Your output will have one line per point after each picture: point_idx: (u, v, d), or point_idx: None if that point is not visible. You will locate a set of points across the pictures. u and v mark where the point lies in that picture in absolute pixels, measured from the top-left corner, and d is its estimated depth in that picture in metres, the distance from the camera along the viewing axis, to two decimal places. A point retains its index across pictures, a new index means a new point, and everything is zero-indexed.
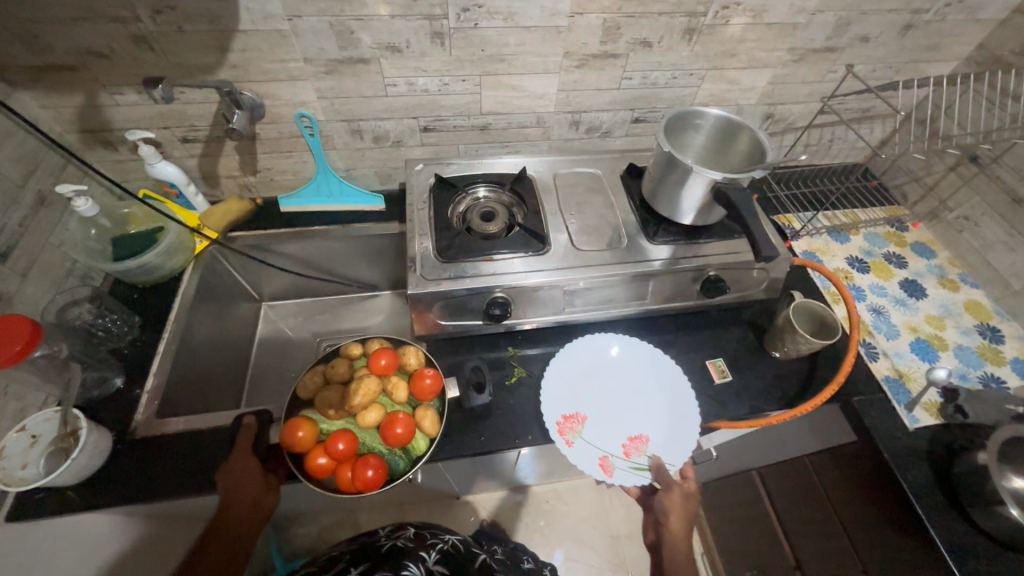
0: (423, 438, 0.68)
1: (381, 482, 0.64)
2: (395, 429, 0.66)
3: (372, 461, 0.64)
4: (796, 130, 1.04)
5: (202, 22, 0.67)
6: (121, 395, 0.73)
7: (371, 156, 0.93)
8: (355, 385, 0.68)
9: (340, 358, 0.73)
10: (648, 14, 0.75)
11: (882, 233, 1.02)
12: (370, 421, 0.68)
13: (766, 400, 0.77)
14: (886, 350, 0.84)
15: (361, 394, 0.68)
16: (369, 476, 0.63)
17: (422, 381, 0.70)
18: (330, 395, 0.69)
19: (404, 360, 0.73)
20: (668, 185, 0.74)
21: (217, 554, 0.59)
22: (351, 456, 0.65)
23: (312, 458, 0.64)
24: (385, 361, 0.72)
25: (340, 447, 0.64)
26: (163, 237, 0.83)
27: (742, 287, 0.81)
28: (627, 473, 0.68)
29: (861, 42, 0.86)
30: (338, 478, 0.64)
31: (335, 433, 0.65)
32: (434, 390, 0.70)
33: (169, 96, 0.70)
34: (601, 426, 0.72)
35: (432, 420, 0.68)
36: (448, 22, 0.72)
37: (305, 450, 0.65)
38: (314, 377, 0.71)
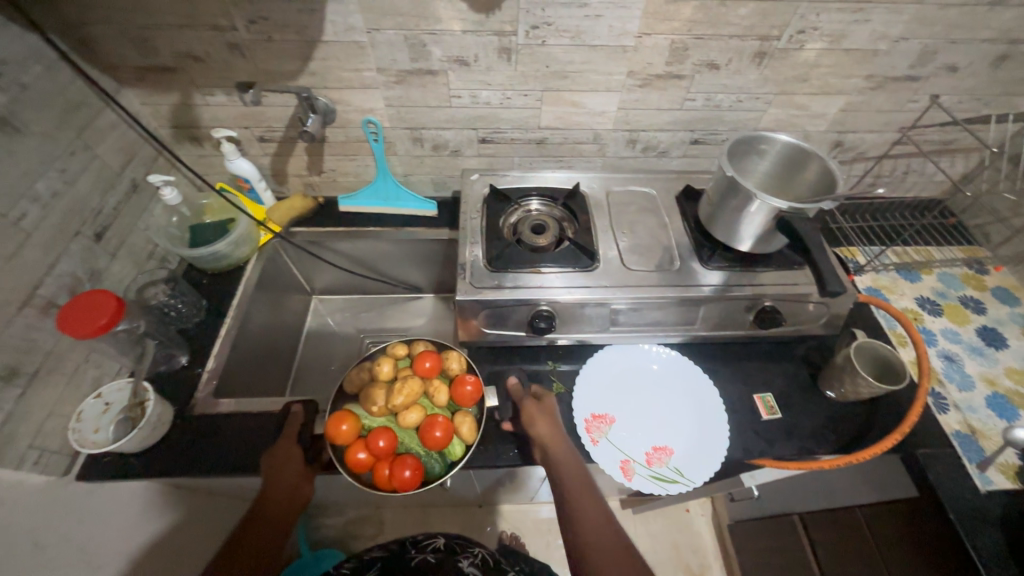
0: (461, 445, 0.69)
1: (418, 483, 0.65)
2: (435, 432, 0.66)
3: (410, 461, 0.65)
4: (867, 160, 0.99)
5: (291, 32, 0.72)
6: (184, 372, 0.78)
7: (430, 163, 0.96)
8: (399, 385, 0.70)
9: (383, 356, 0.75)
10: (719, 36, 0.74)
11: (959, 274, 0.95)
12: (410, 422, 0.69)
13: (817, 442, 0.72)
14: (957, 402, 0.78)
15: (404, 394, 0.69)
16: (406, 476, 0.63)
17: (463, 387, 0.71)
18: (374, 392, 0.71)
19: (446, 364, 0.74)
20: (727, 209, 0.72)
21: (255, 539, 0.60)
22: (390, 454, 0.67)
23: (352, 452, 0.66)
24: (429, 364, 0.73)
25: (380, 445, 0.66)
26: (235, 228, 0.89)
27: (798, 321, 0.77)
28: (646, 481, 0.68)
29: (948, 71, 0.81)
30: (375, 475, 0.65)
31: (376, 431, 0.67)
32: (475, 397, 0.71)
33: (257, 100, 0.75)
34: (628, 430, 0.72)
35: (470, 426, 0.69)
36: (517, 39, 0.74)
37: (346, 442, 0.67)
38: (360, 372, 0.74)
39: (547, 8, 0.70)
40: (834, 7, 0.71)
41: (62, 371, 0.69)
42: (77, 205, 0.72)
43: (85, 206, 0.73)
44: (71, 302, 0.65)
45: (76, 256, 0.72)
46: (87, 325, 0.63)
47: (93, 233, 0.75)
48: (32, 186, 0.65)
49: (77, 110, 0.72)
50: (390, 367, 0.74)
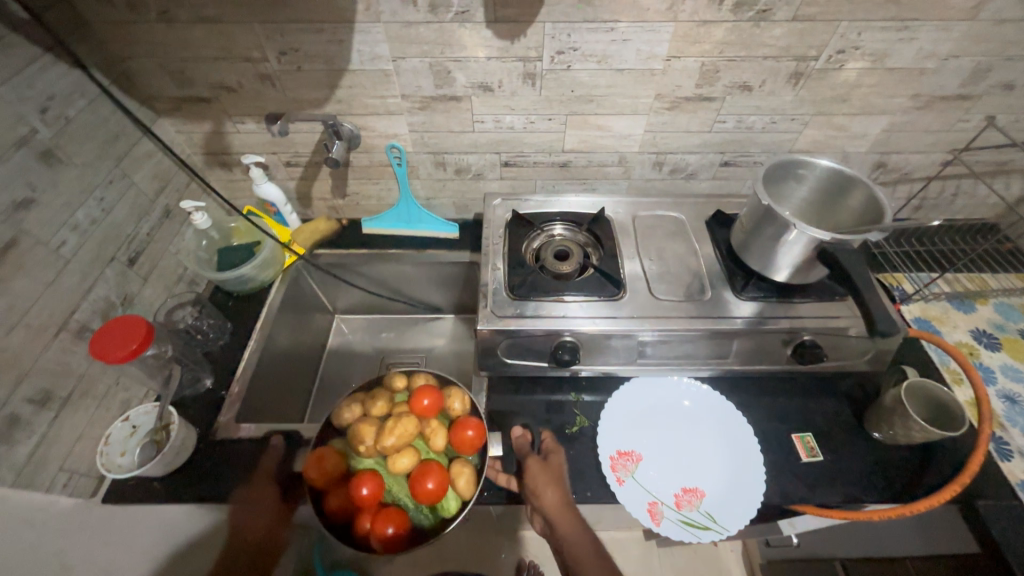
0: (455, 499, 0.65)
1: (402, 541, 0.62)
2: (427, 484, 0.64)
3: (395, 517, 0.63)
4: (912, 181, 0.93)
5: (319, 62, 0.73)
6: (208, 396, 0.79)
7: (452, 186, 0.96)
8: (391, 425, 0.68)
9: (381, 390, 0.74)
10: (752, 58, 0.72)
11: (1018, 306, 0.88)
12: (401, 467, 0.67)
13: (865, 489, 0.67)
14: (1022, 449, 0.71)
15: (395, 436, 0.67)
16: (388, 534, 0.62)
17: (463, 433, 0.68)
18: (365, 430, 0.69)
19: (447, 404, 0.71)
20: (762, 238, 0.68)
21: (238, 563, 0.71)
22: (375, 503, 0.65)
23: (334, 499, 0.64)
24: (426, 403, 0.71)
25: (363, 493, 0.64)
26: (260, 251, 0.90)
27: (842, 356, 0.72)
28: (676, 527, 0.64)
29: (1004, 89, 0.76)
30: (356, 527, 0.63)
31: (362, 476, 0.65)
32: (475, 444, 0.68)
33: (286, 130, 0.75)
34: (656, 469, 0.68)
35: (466, 480, 0.65)
36: (542, 64, 0.73)
37: (328, 487, 0.65)
38: (351, 405, 0.72)
39: (573, 33, 0.69)
40: (877, 26, 0.67)
41: (93, 395, 0.71)
42: (113, 231, 0.74)
43: (120, 232, 0.75)
44: (104, 327, 0.66)
45: (110, 281, 0.74)
46: (116, 351, 0.64)
47: (127, 258, 0.77)
48: (72, 215, 0.67)
49: (117, 140, 0.74)
50: (385, 403, 0.72)
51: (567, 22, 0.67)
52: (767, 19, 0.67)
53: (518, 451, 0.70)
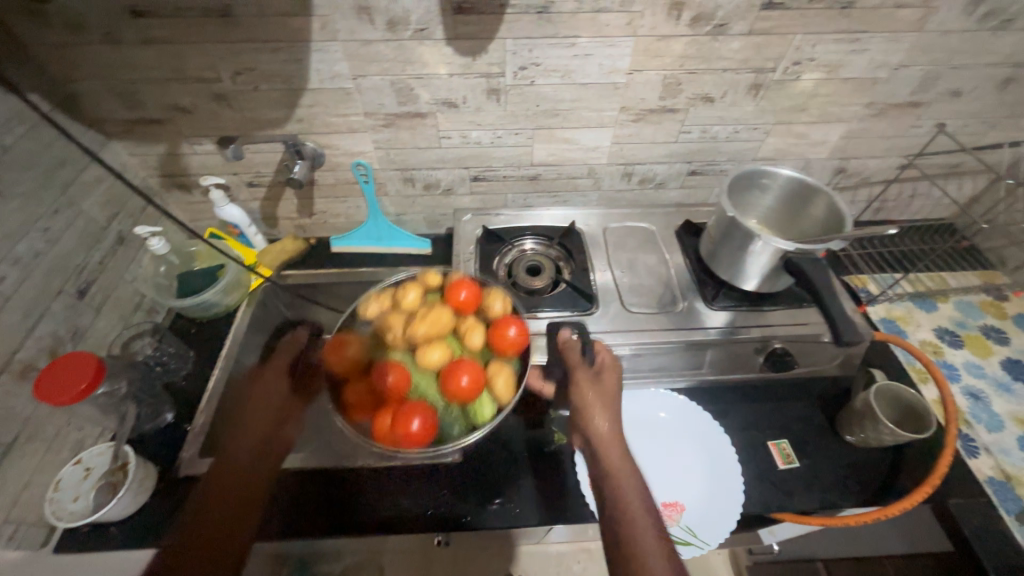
0: (490, 406, 0.61)
1: (428, 436, 0.58)
2: (461, 379, 0.60)
3: (422, 412, 0.58)
4: (872, 185, 0.95)
5: (276, 82, 0.71)
6: (169, 430, 0.75)
7: (422, 203, 0.95)
8: (423, 316, 0.66)
9: (412, 284, 0.71)
10: (712, 70, 0.73)
11: (977, 302, 0.91)
12: (430, 362, 0.63)
13: (840, 493, 0.68)
14: (988, 446, 0.73)
15: (427, 326, 0.65)
16: (414, 429, 0.57)
17: (504, 331, 0.64)
18: (393, 320, 0.67)
19: (487, 304, 0.68)
20: (729, 248, 0.69)
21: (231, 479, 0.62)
22: (398, 398, 0.61)
23: (355, 390, 0.62)
24: (465, 297, 0.68)
25: (388, 381, 0.60)
26: (223, 275, 0.87)
27: (812, 361, 0.73)
28: None
29: (953, 96, 0.78)
30: (376, 424, 0.59)
31: (387, 365, 0.62)
32: (517, 346, 0.64)
33: (241, 155, 0.74)
34: None
35: (505, 381, 0.61)
36: (505, 80, 0.72)
37: (350, 375, 0.63)
38: (382, 300, 0.70)
39: (535, 49, 0.68)
40: (829, 38, 0.69)
41: (40, 438, 0.66)
42: (60, 262, 0.70)
43: (68, 263, 0.72)
44: (49, 366, 0.62)
45: (58, 315, 0.70)
46: (64, 391, 0.60)
47: (77, 289, 0.73)
48: (12, 248, 0.64)
49: (62, 167, 0.71)
50: (415, 294, 0.69)
51: (527, 38, 0.67)
52: (724, 33, 0.68)
53: (568, 359, 0.61)
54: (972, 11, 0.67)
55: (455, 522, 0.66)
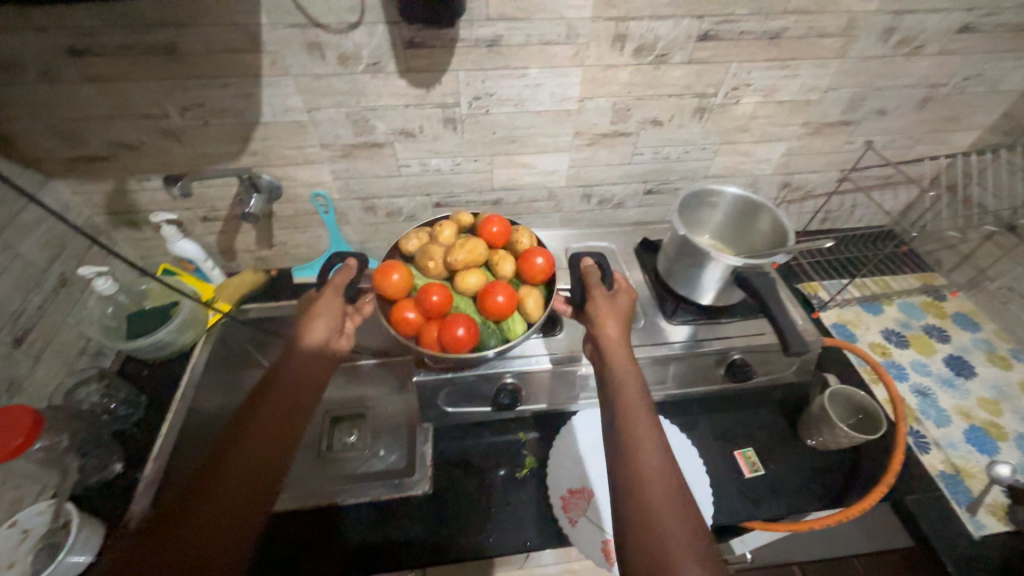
0: (520, 323, 0.64)
1: (471, 343, 0.60)
2: (497, 297, 0.61)
3: (465, 321, 0.60)
4: (816, 197, 1.01)
5: (227, 116, 0.70)
6: (118, 482, 0.70)
7: (385, 230, 0.95)
8: (462, 243, 0.66)
9: (448, 222, 0.70)
10: (658, 96, 0.76)
11: (919, 303, 0.97)
12: (469, 286, 0.64)
13: (805, 498, 0.69)
14: (937, 440, 0.76)
15: (466, 252, 0.65)
16: (460, 335, 0.59)
17: (534, 260, 0.66)
18: (432, 247, 0.66)
19: (516, 238, 0.69)
20: (684, 265, 0.71)
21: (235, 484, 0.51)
22: (442, 314, 0.62)
23: (401, 309, 0.62)
24: (496, 230, 0.69)
25: (434, 299, 0.61)
26: (178, 312, 0.83)
27: (770, 370, 0.75)
28: None
29: (879, 114, 0.85)
30: (424, 336, 0.61)
31: (431, 285, 0.62)
32: (546, 273, 0.66)
33: (187, 190, 0.72)
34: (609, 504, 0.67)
35: (535, 301, 0.63)
36: (460, 110, 0.74)
37: (397, 296, 0.64)
38: (419, 234, 0.69)
39: (487, 79, 0.70)
40: (762, 66, 0.74)
41: None
42: None
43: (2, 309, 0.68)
44: None
45: None
46: None
47: (13, 338, 0.69)
48: None
49: None
50: (451, 232, 0.68)
51: (479, 70, 0.69)
52: (666, 63, 0.72)
53: (585, 279, 0.67)
54: (887, 39, 0.73)
55: (428, 558, 0.64)
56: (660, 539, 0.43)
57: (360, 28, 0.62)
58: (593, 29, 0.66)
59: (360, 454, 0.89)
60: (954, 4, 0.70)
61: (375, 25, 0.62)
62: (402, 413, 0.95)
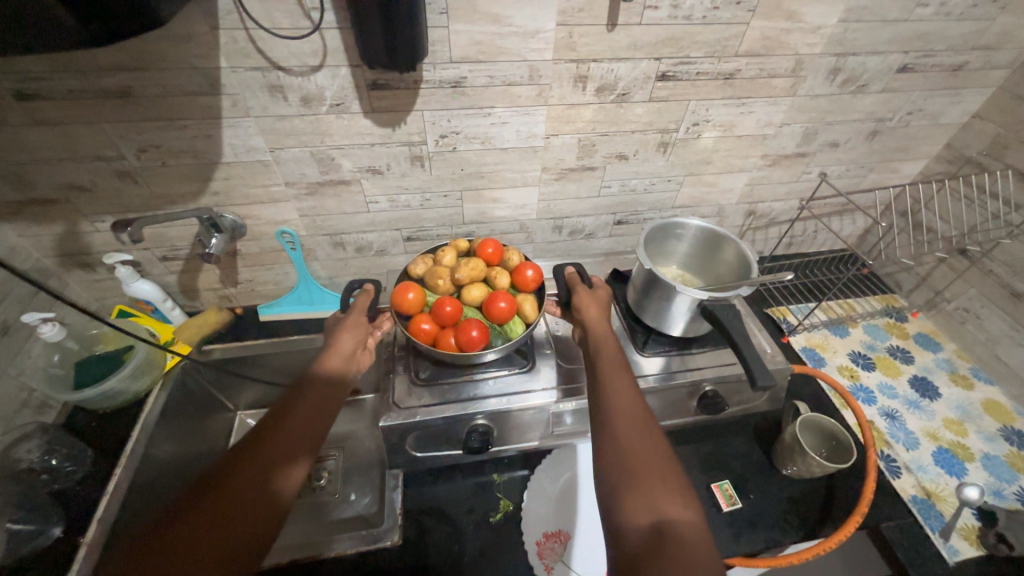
0: (522, 325, 0.68)
1: (484, 345, 0.64)
2: (500, 303, 0.65)
3: (477, 324, 0.64)
4: (780, 224, 1.04)
5: (186, 157, 0.68)
6: (55, 550, 0.65)
7: (355, 265, 0.93)
8: (464, 262, 0.69)
9: (447, 247, 0.73)
10: (622, 132, 0.78)
11: (882, 325, 1.00)
12: (473, 298, 0.68)
13: (783, 530, 0.68)
14: (908, 464, 0.77)
15: (469, 269, 0.68)
16: (474, 336, 0.63)
17: (525, 273, 0.70)
18: (438, 268, 0.69)
19: (507, 255, 0.73)
20: (653, 298, 0.71)
21: (204, 533, 0.42)
22: (455, 323, 0.66)
23: (416, 322, 0.65)
24: (491, 251, 0.72)
25: (447, 310, 0.65)
26: (131, 358, 0.79)
27: (743, 399, 0.75)
28: None
29: (831, 147, 0.89)
30: (441, 344, 0.64)
31: (442, 298, 0.66)
32: (538, 283, 0.70)
33: (138, 237, 0.67)
34: (587, 548, 0.64)
35: (532, 305, 0.68)
36: (427, 147, 0.74)
37: (413, 312, 0.67)
38: (424, 260, 0.71)
39: (452, 119, 0.71)
40: (719, 103, 0.77)
41: None
42: None
43: None
44: None
45: None
46: None
47: None
48: None
49: None
50: (452, 255, 0.71)
51: (444, 109, 0.70)
52: (627, 101, 0.74)
53: (569, 281, 0.72)
54: (834, 78, 0.77)
55: None
56: (636, 461, 0.46)
57: (323, 70, 0.62)
58: (555, 71, 0.68)
59: (332, 499, 0.84)
60: (891, 47, 0.75)
61: (338, 68, 0.63)
62: (374, 454, 0.91)
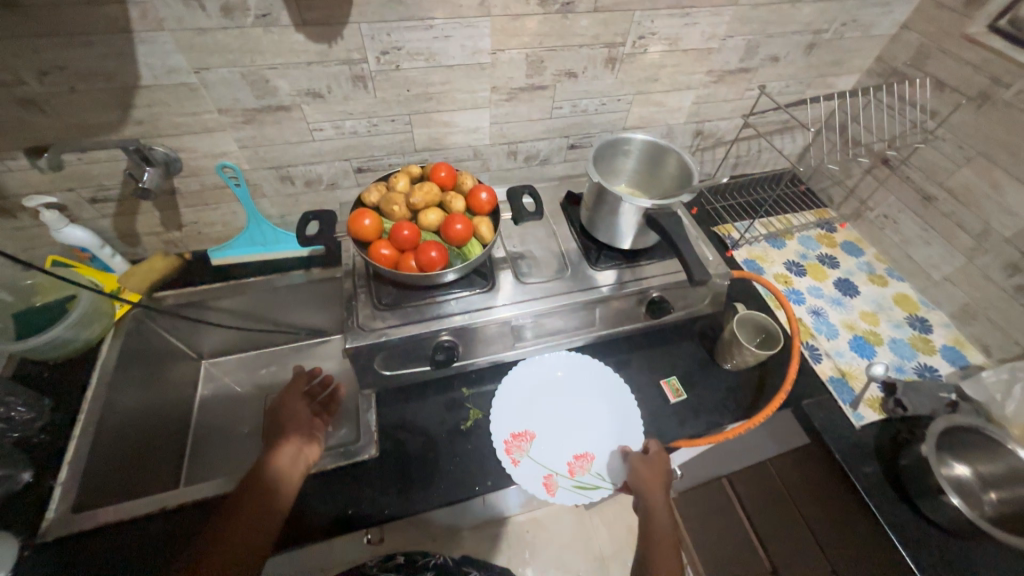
0: (479, 246, 0.69)
1: (444, 265, 0.65)
2: (456, 225, 0.66)
3: (435, 246, 0.65)
4: (725, 144, 1.08)
5: (99, 80, 0.63)
6: (26, 493, 0.65)
7: (306, 201, 0.90)
8: (417, 187, 0.69)
9: (400, 174, 0.72)
10: (569, 47, 0.77)
11: (815, 236, 1.08)
12: (430, 223, 0.68)
13: (722, 413, 0.78)
14: (828, 351, 0.88)
15: (423, 193, 0.68)
16: (433, 257, 0.64)
17: (479, 195, 0.71)
18: (392, 194, 0.69)
19: (460, 180, 0.73)
20: (603, 212, 0.74)
21: (251, 508, 0.58)
22: (414, 247, 0.67)
23: (374, 247, 0.65)
24: (444, 176, 0.72)
25: (405, 234, 0.65)
26: (75, 307, 0.76)
27: (687, 304, 0.82)
28: (570, 492, 0.67)
29: (772, 62, 0.91)
30: (402, 267, 0.65)
31: (399, 223, 0.66)
32: (492, 206, 0.71)
33: (58, 163, 0.66)
34: (548, 444, 0.71)
35: (488, 226, 0.69)
36: (368, 66, 0.71)
37: (371, 240, 0.67)
38: (377, 188, 0.70)
39: (392, 32, 0.67)
40: (664, 13, 0.76)
41: None
42: None
43: None
44: None
45: None
46: None
47: None
48: None
49: None
50: (405, 181, 0.71)
51: (382, 22, 0.66)
52: (572, 11, 0.72)
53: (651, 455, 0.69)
54: None
55: (379, 518, 0.65)
56: None
57: None
58: None
59: None
60: None
61: None
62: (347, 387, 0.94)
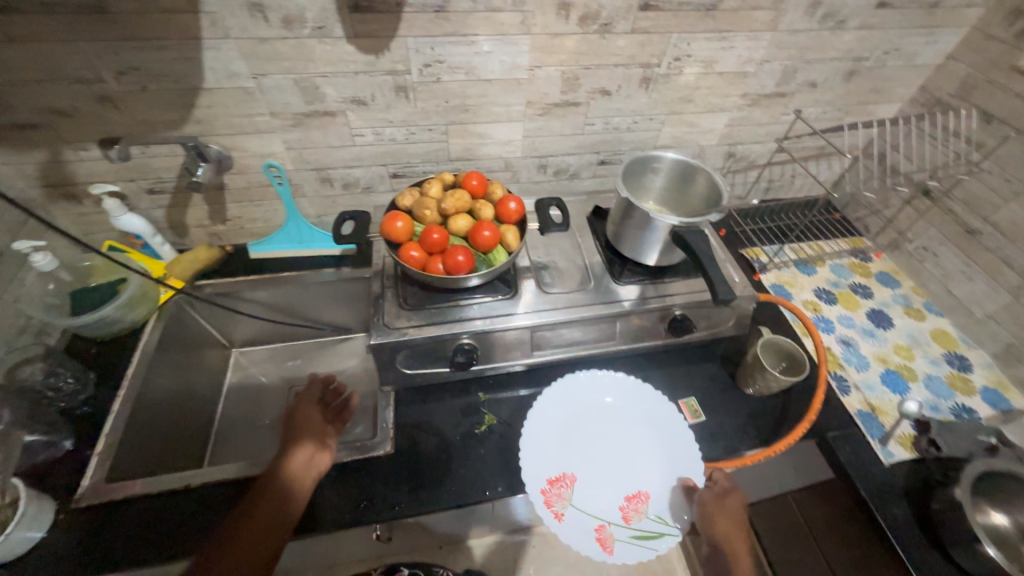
0: (504, 254, 0.71)
1: (469, 270, 0.67)
2: (484, 232, 0.68)
3: (462, 251, 0.67)
4: (758, 167, 1.07)
5: (167, 82, 0.68)
6: (66, 460, 0.69)
7: (343, 203, 0.94)
8: (449, 193, 0.71)
9: (433, 180, 0.75)
10: (605, 65, 0.79)
11: (848, 264, 1.05)
12: (459, 228, 0.71)
13: (741, 438, 0.76)
14: (857, 383, 0.85)
15: (454, 199, 0.71)
16: (460, 261, 0.66)
17: (508, 205, 0.72)
18: (424, 199, 0.71)
19: (490, 189, 0.75)
20: (630, 227, 0.75)
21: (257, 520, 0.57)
22: (442, 251, 0.69)
23: (404, 248, 0.68)
24: (475, 184, 0.74)
25: (434, 238, 0.68)
26: (124, 289, 0.81)
27: (710, 324, 0.81)
28: (628, 546, 0.63)
29: (809, 87, 0.91)
30: (429, 269, 0.67)
31: (429, 226, 0.68)
32: (520, 216, 0.73)
33: (126, 155, 0.72)
34: (591, 488, 0.69)
35: (515, 235, 0.71)
36: (411, 77, 0.74)
37: (402, 241, 0.69)
38: (411, 193, 0.73)
39: (436, 46, 0.71)
40: (701, 36, 0.78)
41: None
42: None
43: None
44: None
45: None
46: None
47: None
48: None
49: None
50: (438, 187, 0.74)
51: (428, 36, 0.70)
52: (610, 32, 0.74)
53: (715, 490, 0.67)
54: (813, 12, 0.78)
55: (389, 516, 0.66)
56: None
57: None
58: None
59: None
60: None
61: None
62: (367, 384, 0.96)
